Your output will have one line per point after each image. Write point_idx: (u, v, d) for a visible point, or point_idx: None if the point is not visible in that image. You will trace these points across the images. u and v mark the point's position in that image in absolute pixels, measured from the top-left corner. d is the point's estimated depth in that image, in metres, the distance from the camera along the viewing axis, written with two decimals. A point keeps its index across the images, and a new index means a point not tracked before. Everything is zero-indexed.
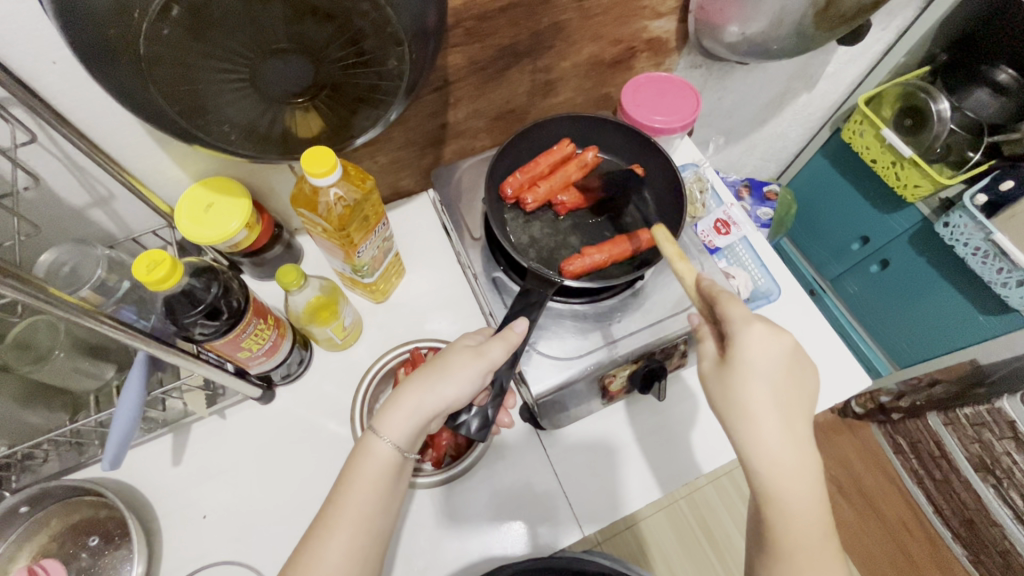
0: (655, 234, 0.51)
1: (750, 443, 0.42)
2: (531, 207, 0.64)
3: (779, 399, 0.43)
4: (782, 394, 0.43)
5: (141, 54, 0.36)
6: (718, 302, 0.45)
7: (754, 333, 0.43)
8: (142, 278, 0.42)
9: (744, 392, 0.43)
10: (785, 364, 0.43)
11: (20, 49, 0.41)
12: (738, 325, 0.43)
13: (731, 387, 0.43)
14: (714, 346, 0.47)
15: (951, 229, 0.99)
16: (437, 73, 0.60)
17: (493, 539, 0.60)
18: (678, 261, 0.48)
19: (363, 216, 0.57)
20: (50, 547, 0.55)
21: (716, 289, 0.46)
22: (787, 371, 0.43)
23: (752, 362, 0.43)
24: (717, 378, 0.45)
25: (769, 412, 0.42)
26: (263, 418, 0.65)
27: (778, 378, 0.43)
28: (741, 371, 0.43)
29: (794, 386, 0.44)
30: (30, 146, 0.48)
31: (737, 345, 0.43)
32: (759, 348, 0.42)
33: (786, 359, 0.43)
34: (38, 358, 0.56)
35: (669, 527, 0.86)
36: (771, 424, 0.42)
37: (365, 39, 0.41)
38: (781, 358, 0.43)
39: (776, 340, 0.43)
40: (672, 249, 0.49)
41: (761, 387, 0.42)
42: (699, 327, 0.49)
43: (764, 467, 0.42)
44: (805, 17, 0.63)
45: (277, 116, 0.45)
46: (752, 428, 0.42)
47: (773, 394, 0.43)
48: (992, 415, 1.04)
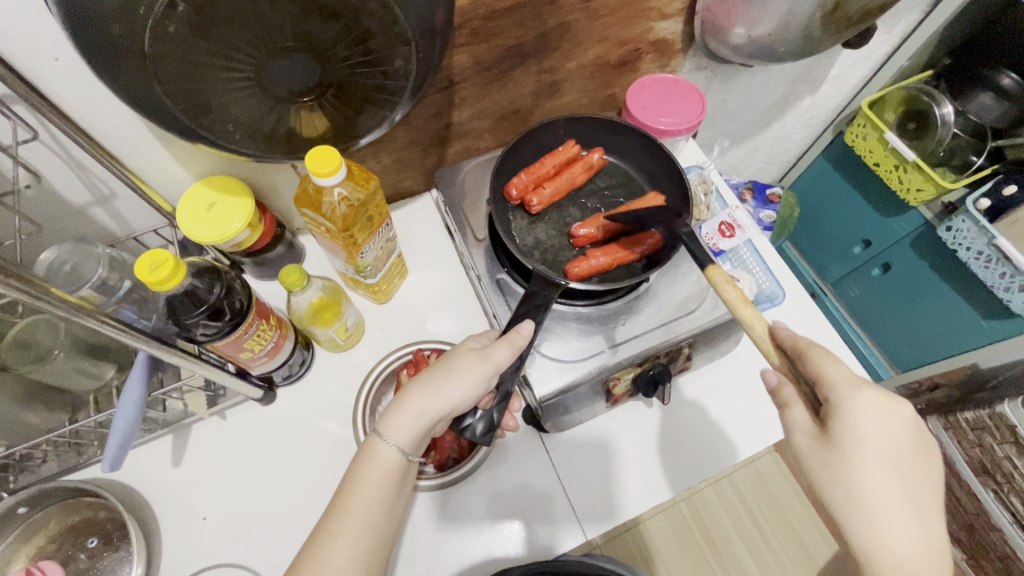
0: (711, 278, 0.50)
1: (867, 526, 0.40)
2: (536, 208, 0.63)
3: (898, 478, 0.40)
4: (899, 472, 0.40)
5: (145, 51, 0.36)
6: (809, 359, 0.44)
7: (865, 402, 0.41)
8: (143, 277, 0.41)
9: (857, 471, 0.40)
10: (901, 439, 0.41)
11: (24, 46, 0.41)
12: (843, 390, 0.41)
13: (839, 465, 0.41)
14: (805, 413, 0.45)
15: (954, 233, 0.98)
16: (442, 73, 0.59)
17: (495, 542, 0.59)
18: (742, 307, 0.48)
19: (368, 217, 0.57)
20: (48, 549, 0.55)
21: (803, 346, 0.45)
22: (901, 446, 0.41)
23: (862, 437, 0.40)
24: (818, 453, 0.43)
25: (888, 492, 0.40)
26: (264, 418, 0.65)
27: (895, 453, 0.40)
28: (850, 446, 0.40)
29: (914, 463, 0.41)
30: (31, 143, 0.48)
31: (844, 415, 0.41)
32: (872, 420, 0.40)
33: (902, 432, 0.41)
34: (38, 357, 0.55)
35: (669, 531, 0.86)
36: (891, 506, 0.40)
37: (372, 38, 0.41)
38: (897, 432, 0.41)
39: (890, 410, 0.41)
40: (734, 293, 0.49)
41: (876, 467, 0.40)
42: (782, 389, 0.46)
43: (882, 552, 0.39)
44: (812, 20, 0.63)
45: (282, 115, 0.45)
46: (867, 510, 0.40)
47: (891, 472, 0.40)
48: (992, 420, 1.04)
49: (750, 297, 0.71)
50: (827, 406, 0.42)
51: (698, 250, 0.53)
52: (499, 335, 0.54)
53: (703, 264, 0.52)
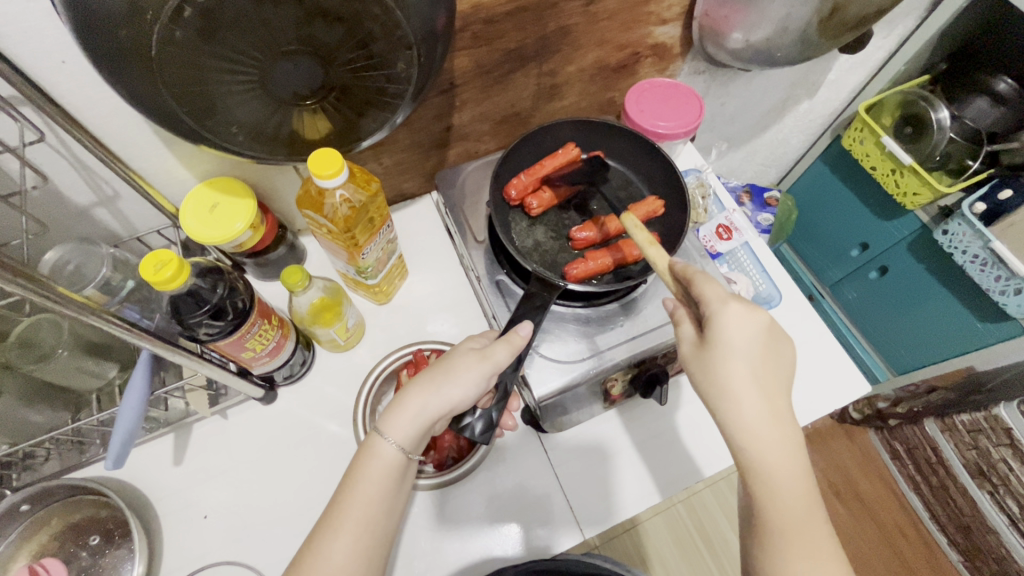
0: (624, 222, 0.52)
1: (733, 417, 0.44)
2: (536, 211, 0.64)
3: (758, 374, 0.45)
4: (760, 369, 0.45)
5: (152, 54, 0.36)
6: (693, 284, 0.47)
7: (731, 313, 0.45)
8: (147, 277, 0.42)
9: (723, 372, 0.45)
10: (762, 341, 0.45)
11: (32, 48, 0.41)
12: (714, 305, 0.45)
13: (710, 367, 0.45)
14: (692, 329, 0.49)
15: (950, 237, 0.99)
16: (443, 76, 0.60)
17: (492, 541, 0.60)
18: (648, 247, 0.50)
19: (369, 218, 0.57)
20: (50, 546, 0.55)
21: (692, 273, 0.48)
22: (763, 349, 0.45)
23: (726, 341, 0.45)
24: (698, 360, 0.47)
25: (748, 386, 0.44)
26: (265, 418, 0.65)
27: (757, 354, 0.45)
28: (720, 351, 0.45)
29: (772, 361, 0.46)
30: (38, 144, 0.48)
31: (715, 325, 0.45)
32: (735, 326, 0.45)
33: (762, 336, 0.45)
34: (42, 356, 0.56)
35: (667, 532, 0.88)
36: (752, 398, 0.44)
37: (375, 42, 0.42)
38: (756, 335, 0.45)
39: (751, 317, 0.45)
40: (643, 235, 0.51)
41: (739, 366, 0.45)
42: (676, 312, 0.50)
43: (744, 439, 0.44)
44: (809, 25, 0.64)
45: (285, 118, 0.45)
46: (733, 403, 0.44)
47: (752, 371, 0.45)
48: (988, 422, 1.07)
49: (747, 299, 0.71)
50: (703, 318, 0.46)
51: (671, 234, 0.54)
52: (499, 335, 0.55)
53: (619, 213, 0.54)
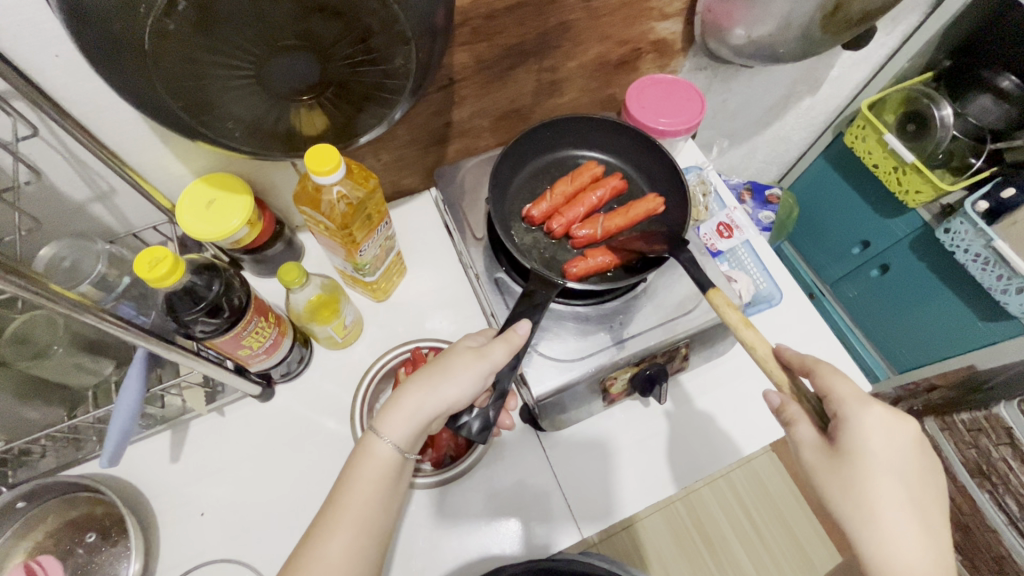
0: (713, 301, 0.49)
1: (877, 538, 0.40)
2: (557, 230, 0.62)
3: (906, 490, 0.41)
4: (909, 485, 0.41)
5: (146, 49, 0.36)
6: (818, 376, 0.45)
7: (874, 417, 0.42)
8: (141, 273, 0.41)
9: (866, 484, 0.41)
10: (910, 455, 0.42)
11: (23, 42, 0.41)
12: (853, 406, 0.43)
13: (849, 478, 0.41)
14: (812, 431, 0.45)
15: (952, 235, 0.99)
16: (443, 71, 0.59)
17: (490, 539, 0.59)
18: (743, 329, 0.47)
19: (367, 215, 0.57)
20: (47, 543, 0.55)
21: (811, 363, 0.46)
22: (911, 462, 0.42)
23: (870, 450, 0.41)
24: (828, 468, 0.43)
25: (896, 503, 0.41)
26: (262, 415, 0.65)
27: (906, 468, 0.42)
28: (861, 460, 0.41)
29: (920, 476, 0.42)
30: (32, 139, 0.48)
31: (853, 429, 0.42)
32: (880, 435, 0.42)
33: (909, 447, 0.42)
34: (38, 352, 0.55)
35: (665, 527, 0.89)
36: (901, 517, 0.41)
37: (373, 37, 0.41)
38: (906, 446, 0.42)
39: (898, 426, 0.42)
40: (737, 316, 0.48)
41: (885, 479, 0.41)
42: (785, 409, 0.46)
43: (891, 564, 0.40)
44: (812, 20, 0.63)
45: (282, 113, 0.45)
46: (878, 520, 0.41)
47: (898, 484, 0.41)
48: (988, 421, 1.06)
49: (747, 297, 0.71)
50: (836, 420, 0.43)
51: (695, 272, 0.52)
52: (497, 334, 0.54)
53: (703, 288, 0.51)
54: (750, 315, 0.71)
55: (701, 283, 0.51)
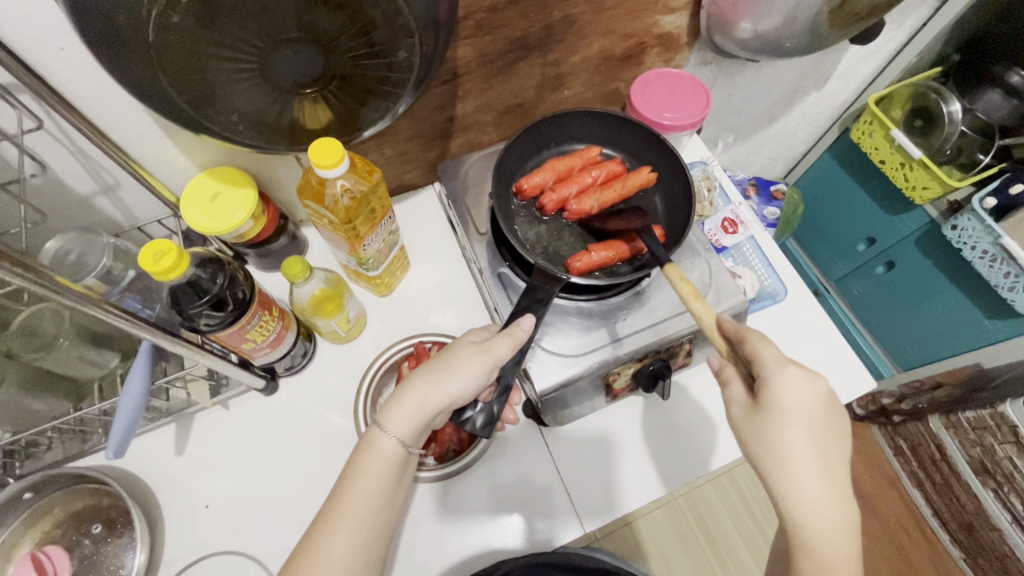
0: (669, 275, 0.52)
1: (787, 485, 0.43)
2: (548, 206, 0.61)
3: (817, 443, 0.43)
4: (819, 438, 0.44)
5: (150, 42, 0.36)
6: (748, 341, 0.47)
7: (790, 375, 0.44)
8: (146, 267, 0.42)
9: (780, 435, 0.43)
10: (820, 409, 0.44)
11: (27, 34, 0.41)
12: (772, 365, 0.45)
13: (765, 429, 0.44)
14: (742, 391, 0.48)
15: (960, 232, 0.99)
16: (446, 65, 0.59)
17: (493, 533, 0.59)
18: (693, 300, 0.50)
19: (370, 209, 0.56)
20: (53, 533, 0.55)
21: (744, 331, 0.48)
22: (822, 416, 0.44)
23: (784, 404, 0.44)
24: (750, 422, 0.45)
25: (805, 453, 0.43)
26: (266, 409, 0.65)
27: (817, 422, 0.44)
28: (777, 414, 0.44)
29: (830, 430, 0.44)
30: (37, 132, 0.48)
31: (771, 387, 0.44)
32: (794, 392, 0.44)
33: (821, 403, 0.44)
34: (44, 344, 0.55)
35: (667, 524, 0.90)
36: (808, 466, 0.43)
37: (376, 29, 0.41)
38: (817, 403, 0.44)
39: (812, 384, 0.44)
40: (687, 287, 0.51)
41: (796, 431, 0.43)
42: (723, 371, 0.49)
43: (795, 507, 0.42)
44: (819, 14, 0.62)
45: (286, 107, 0.45)
46: (789, 469, 0.43)
47: (809, 437, 0.43)
48: (994, 419, 1.07)
49: (751, 293, 0.70)
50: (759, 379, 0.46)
51: (657, 248, 0.56)
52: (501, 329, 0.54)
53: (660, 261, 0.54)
54: (755, 311, 0.71)
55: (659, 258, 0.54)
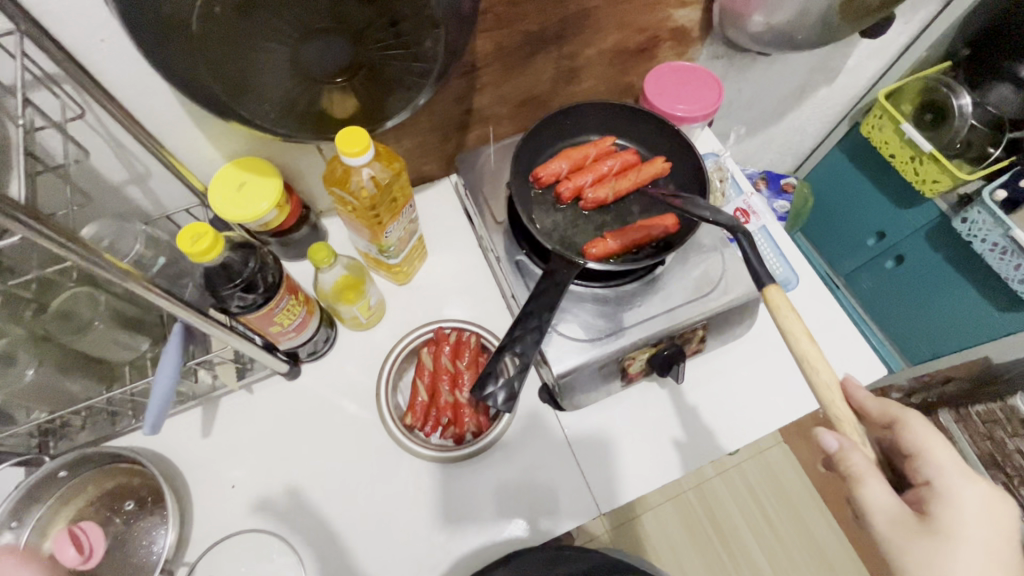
0: (773, 299, 0.47)
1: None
2: (564, 196, 0.63)
3: (991, 562, 0.45)
4: (990, 557, 0.45)
5: (191, 29, 0.38)
6: (909, 434, 0.50)
7: (973, 493, 0.47)
8: (184, 248, 0.43)
9: (953, 553, 0.44)
10: (997, 538, 0.46)
11: (71, 26, 0.43)
12: (955, 481, 0.47)
13: (943, 553, 0.44)
14: (882, 494, 0.46)
15: (969, 225, 1.00)
16: (466, 58, 0.61)
17: (496, 513, 0.61)
18: (803, 338, 0.46)
19: (392, 198, 0.58)
20: (87, 511, 0.58)
21: (897, 417, 0.50)
22: (993, 536, 0.46)
23: (966, 529, 0.45)
24: (915, 536, 0.45)
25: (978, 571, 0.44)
26: (289, 393, 0.67)
27: (988, 539, 0.45)
28: (948, 533, 0.45)
29: (1001, 549, 0.46)
30: (77, 121, 0.50)
31: (949, 504, 0.46)
32: (972, 510, 0.46)
33: (993, 524, 0.46)
34: (79, 327, 0.58)
35: (678, 512, 1.26)
36: None
37: (404, 20, 0.43)
38: (989, 523, 0.46)
39: (990, 506, 0.46)
40: (798, 325, 0.46)
41: (978, 561, 0.44)
42: (854, 466, 0.46)
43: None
44: (831, 7, 0.64)
45: (314, 96, 0.47)
46: None
47: (982, 557, 0.45)
48: (1003, 413, 1.11)
49: None
50: (937, 494, 0.47)
51: (754, 260, 0.49)
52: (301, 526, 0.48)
53: (761, 283, 0.48)
54: None
55: (760, 277, 0.48)
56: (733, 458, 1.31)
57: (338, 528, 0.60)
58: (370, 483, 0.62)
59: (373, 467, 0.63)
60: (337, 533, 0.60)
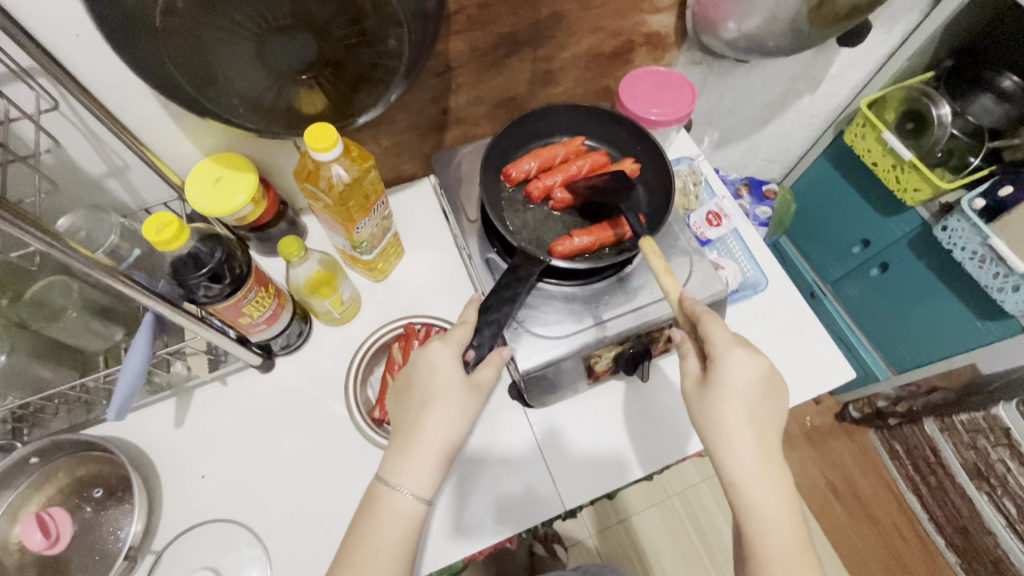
0: (643, 247, 0.56)
1: (728, 451, 0.48)
2: (534, 195, 0.64)
3: (753, 413, 0.49)
4: (756, 409, 0.49)
5: (156, 26, 0.39)
6: (700, 322, 0.52)
7: (735, 355, 0.50)
8: (149, 238, 0.45)
9: (721, 408, 0.49)
10: (761, 387, 0.50)
11: (46, 22, 0.44)
12: (722, 346, 0.50)
13: (709, 401, 0.49)
14: (697, 365, 0.53)
15: (950, 233, 0.99)
16: (438, 58, 0.62)
17: (463, 510, 0.60)
18: (663, 276, 0.55)
19: (363, 194, 0.59)
20: (56, 498, 0.58)
21: (699, 313, 0.52)
22: (759, 392, 0.49)
23: (730, 380, 0.49)
24: (698, 396, 0.51)
25: (742, 422, 0.48)
26: (262, 386, 0.68)
27: (753, 394, 0.49)
28: (719, 389, 0.49)
29: (765, 403, 0.50)
30: (52, 113, 0.51)
31: (716, 365, 0.50)
32: (735, 368, 0.49)
33: (758, 379, 0.49)
34: (53, 314, 0.59)
35: (663, 518, 1.26)
36: (745, 435, 0.48)
37: (366, 18, 0.44)
38: (755, 378, 0.49)
39: (753, 363, 0.50)
40: (660, 263, 0.55)
41: (738, 403, 0.49)
42: (683, 345, 0.55)
43: (738, 477, 0.47)
44: (799, 15, 0.65)
45: (282, 92, 0.48)
46: (727, 436, 0.48)
47: (744, 406, 0.49)
48: (987, 422, 1.13)
49: (734, 283, 0.72)
50: (709, 358, 0.51)
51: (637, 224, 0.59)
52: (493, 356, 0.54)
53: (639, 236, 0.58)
54: (737, 301, 0.72)
55: (638, 232, 0.58)
56: None
57: (308, 517, 0.61)
58: (342, 476, 0.63)
59: (346, 458, 0.64)
60: (301, 525, 0.60)
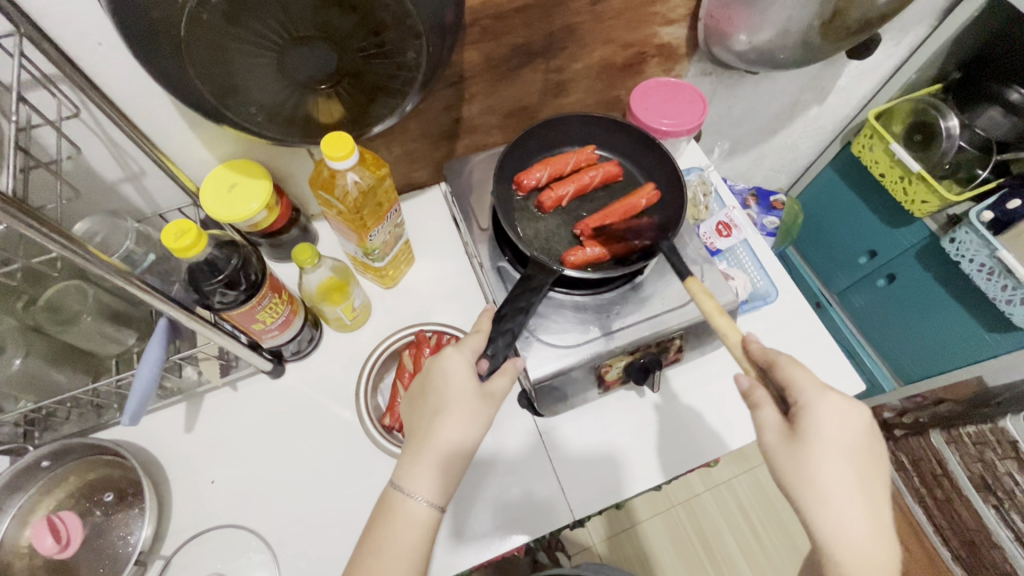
0: (690, 288, 0.51)
1: (829, 517, 0.42)
2: (546, 205, 0.65)
3: (855, 472, 0.43)
4: (858, 467, 0.44)
5: (180, 35, 0.40)
6: (778, 367, 0.47)
7: (830, 405, 0.44)
8: (167, 244, 0.45)
9: (818, 467, 0.43)
10: (861, 440, 0.44)
11: (71, 31, 0.45)
12: (812, 393, 0.45)
13: (803, 459, 0.44)
14: (776, 415, 0.47)
15: (958, 245, 0.99)
16: (453, 68, 0.63)
17: (470, 518, 0.60)
18: (717, 317, 0.49)
19: (377, 203, 0.60)
20: (67, 502, 0.58)
21: (773, 357, 0.48)
22: (859, 447, 0.44)
23: (827, 433, 0.44)
24: (786, 452, 0.45)
25: (843, 482, 0.43)
26: (272, 392, 0.68)
27: (855, 449, 0.44)
28: (813, 444, 0.43)
29: (866, 458, 0.44)
30: (73, 120, 0.52)
31: (809, 416, 0.44)
32: (832, 420, 0.44)
33: (860, 432, 0.44)
34: (67, 319, 0.59)
35: (668, 527, 1.25)
36: (847, 497, 0.42)
37: (386, 30, 0.45)
38: (856, 432, 0.44)
39: (852, 414, 0.44)
40: (710, 304, 0.50)
41: (837, 462, 0.43)
42: (753, 392, 0.48)
43: (842, 547, 0.41)
44: (811, 28, 0.65)
45: (300, 102, 0.49)
46: (829, 500, 0.42)
47: (846, 464, 0.43)
48: (994, 435, 1.10)
49: (744, 294, 0.72)
50: (797, 408, 0.45)
51: (675, 260, 0.54)
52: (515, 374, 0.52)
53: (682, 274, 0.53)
54: (747, 312, 0.72)
55: (681, 270, 0.53)
56: (723, 474, 1.31)
57: (317, 524, 0.61)
58: (351, 482, 0.63)
59: (356, 465, 0.64)
60: (311, 531, 0.60)
